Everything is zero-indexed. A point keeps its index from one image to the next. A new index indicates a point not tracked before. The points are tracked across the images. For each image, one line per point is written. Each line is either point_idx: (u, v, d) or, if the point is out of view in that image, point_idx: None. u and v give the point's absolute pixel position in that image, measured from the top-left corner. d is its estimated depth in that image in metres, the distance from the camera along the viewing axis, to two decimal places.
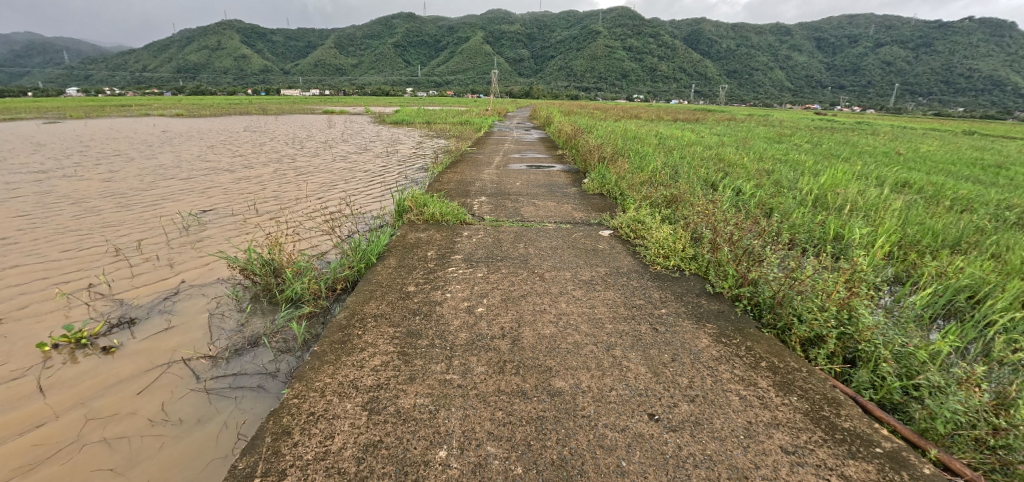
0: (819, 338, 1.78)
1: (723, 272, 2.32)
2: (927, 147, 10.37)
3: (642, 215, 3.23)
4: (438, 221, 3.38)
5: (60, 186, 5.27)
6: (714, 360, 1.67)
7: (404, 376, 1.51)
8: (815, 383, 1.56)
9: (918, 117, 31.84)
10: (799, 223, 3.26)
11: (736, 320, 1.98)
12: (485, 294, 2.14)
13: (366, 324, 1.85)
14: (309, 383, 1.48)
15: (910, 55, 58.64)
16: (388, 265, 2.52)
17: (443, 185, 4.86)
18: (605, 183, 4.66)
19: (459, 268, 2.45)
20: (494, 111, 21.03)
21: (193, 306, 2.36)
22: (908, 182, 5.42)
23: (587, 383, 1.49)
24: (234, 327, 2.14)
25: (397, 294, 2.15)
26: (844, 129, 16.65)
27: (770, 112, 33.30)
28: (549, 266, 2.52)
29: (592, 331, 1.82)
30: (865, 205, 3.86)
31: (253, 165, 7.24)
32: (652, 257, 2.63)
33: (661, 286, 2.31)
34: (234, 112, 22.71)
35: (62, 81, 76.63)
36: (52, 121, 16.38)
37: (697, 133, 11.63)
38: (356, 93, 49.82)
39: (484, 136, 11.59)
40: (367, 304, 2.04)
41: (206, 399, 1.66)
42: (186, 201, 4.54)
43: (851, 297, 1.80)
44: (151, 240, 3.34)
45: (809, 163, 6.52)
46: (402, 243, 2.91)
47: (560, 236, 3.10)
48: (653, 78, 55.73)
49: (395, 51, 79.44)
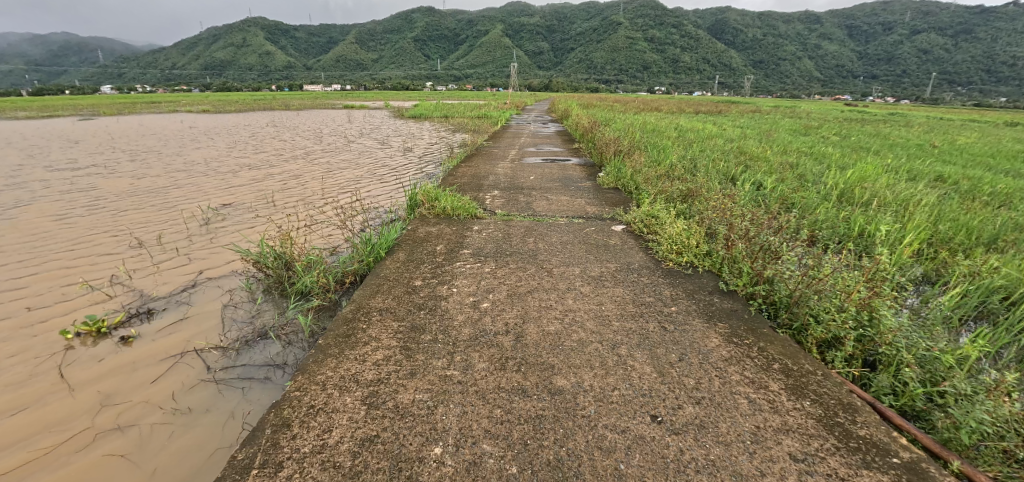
0: (837, 340, 1.71)
1: (738, 270, 2.23)
2: (965, 139, 9.86)
3: (656, 210, 3.15)
4: (449, 215, 3.38)
5: (95, 182, 5.55)
6: (724, 360, 1.61)
7: (405, 371, 1.50)
8: (831, 387, 1.49)
9: (955, 108, 30.37)
10: (823, 219, 3.13)
11: (749, 320, 1.91)
12: (491, 290, 2.11)
13: (371, 318, 1.86)
14: (311, 376, 1.49)
15: (950, 41, 55.61)
16: (397, 259, 2.52)
17: (457, 179, 4.88)
18: (620, 177, 4.56)
19: (467, 263, 2.44)
20: (511, 103, 20.93)
21: (207, 297, 2.43)
22: (944, 176, 5.14)
23: (590, 382, 1.45)
24: (245, 319, 2.19)
25: (403, 288, 2.14)
26: (876, 121, 15.91)
27: (797, 104, 32.21)
28: (558, 261, 2.48)
29: (598, 328, 1.78)
30: (894, 200, 3.68)
31: (274, 160, 7.43)
32: (664, 253, 2.55)
33: (673, 283, 2.24)
34: (260, 108, 23.33)
35: (98, 79, 80.06)
36: (91, 119, 17.22)
37: (717, 125, 11.30)
38: (378, 88, 50.46)
39: (500, 129, 11.54)
40: (372, 298, 2.04)
41: (215, 388, 1.71)
42: (208, 196, 4.68)
43: (872, 298, 1.72)
44: (173, 234, 3.46)
45: (836, 156, 6.26)
46: (412, 237, 2.91)
47: (571, 231, 3.06)
48: (675, 71, 54.42)
49: (414, 46, 79.91)
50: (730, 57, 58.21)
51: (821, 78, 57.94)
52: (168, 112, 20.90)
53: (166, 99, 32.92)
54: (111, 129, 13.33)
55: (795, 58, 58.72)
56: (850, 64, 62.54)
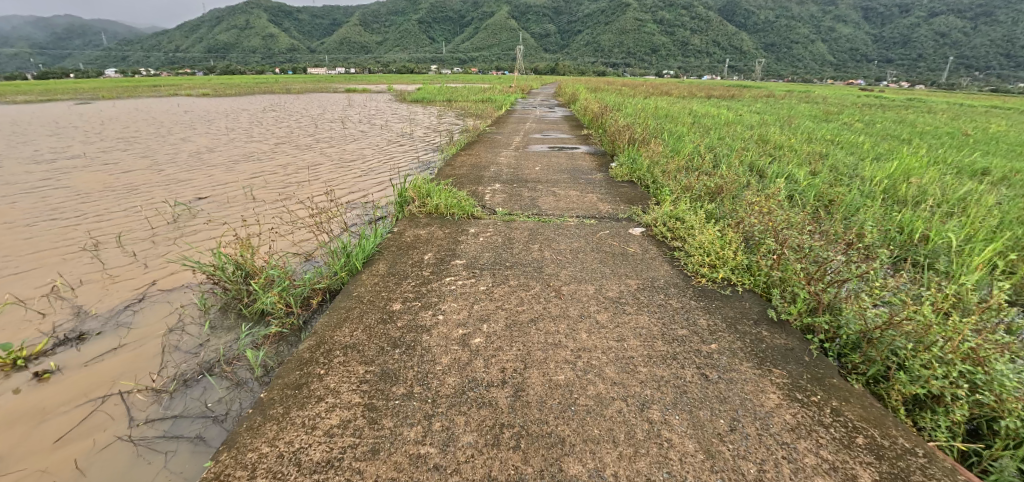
0: (931, 399, 1.31)
1: (790, 293, 1.81)
2: (997, 127, 9.23)
3: (681, 211, 2.73)
4: (443, 214, 2.96)
5: (75, 175, 5.22)
6: (790, 432, 1.20)
7: (365, 448, 1.14)
8: (941, 477, 1.09)
9: (973, 94, 29.38)
10: (876, 221, 2.67)
11: (812, 364, 1.49)
12: (485, 318, 1.70)
13: (332, 361, 1.48)
14: (239, 455, 1.13)
15: (970, 24, 53.59)
16: (376, 271, 2.13)
17: (454, 169, 4.46)
18: (635, 169, 4.11)
19: (458, 279, 2.03)
20: (515, 85, 20.26)
21: (153, 319, 2.11)
22: (991, 168, 4.65)
23: (614, 469, 1.07)
24: (189, 352, 1.84)
25: (378, 314, 1.75)
26: (896, 106, 15.20)
27: (810, 88, 31.13)
28: (568, 277, 2.07)
29: (621, 378, 1.38)
30: (947, 199, 3.23)
31: (266, 150, 7.05)
32: (694, 267, 2.14)
33: (707, 308, 1.83)
34: (260, 92, 22.91)
35: (103, 62, 80.27)
36: (88, 104, 17.00)
37: (732, 110, 10.71)
38: (383, 72, 49.63)
39: (504, 114, 10.99)
40: (337, 330, 1.66)
41: (130, 450, 1.35)
42: (183, 192, 4.29)
43: (984, 346, 1.31)
44: (135, 238, 3.11)
45: (867, 146, 5.73)
46: (397, 243, 2.50)
47: (582, 236, 2.63)
48: (685, 53, 52.83)
49: (419, 29, 78.27)
50: (741, 39, 56.53)
51: (835, 61, 56.11)
52: (168, 96, 20.48)
53: (172, 84, 32.33)
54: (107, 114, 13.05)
55: (809, 40, 56.87)
56: (866, 46, 60.50)
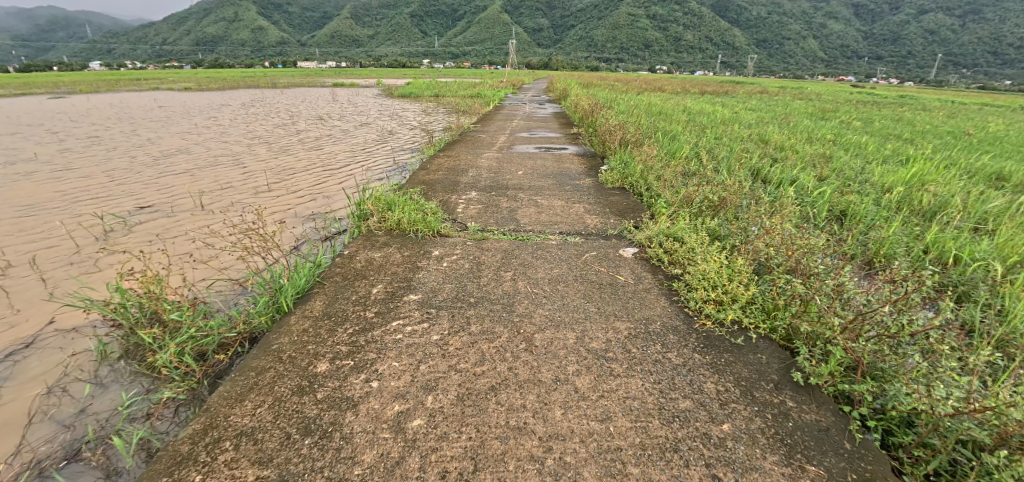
0: None
1: (819, 347, 1.45)
2: (998, 126, 8.99)
3: (679, 230, 2.36)
4: (405, 230, 2.57)
5: (18, 183, 4.73)
6: None
7: None
8: None
9: (960, 92, 29.54)
10: (901, 240, 2.33)
11: (858, 457, 1.13)
12: (432, 387, 1.32)
13: (215, 460, 1.09)
14: None
15: (959, 21, 53.84)
16: (308, 313, 1.74)
17: (429, 175, 4.04)
18: (627, 174, 3.75)
19: (408, 324, 1.64)
20: (508, 80, 19.87)
21: (34, 373, 1.70)
22: (1005, 171, 4.36)
23: None
24: (60, 426, 1.43)
25: (296, 380, 1.36)
26: (892, 104, 14.99)
27: (799, 84, 31.01)
28: (543, 319, 1.69)
29: None
30: (971, 210, 2.90)
31: (236, 151, 6.60)
32: (697, 305, 1.77)
33: (715, 365, 1.46)
34: (242, 86, 22.08)
35: (86, 54, 78.32)
36: (62, 97, 16.30)
37: (729, 108, 10.40)
38: (374, 65, 48.83)
39: (493, 111, 10.58)
40: (236, 406, 1.27)
41: None
42: (128, 202, 3.86)
43: None
44: (52, 259, 2.69)
45: (872, 147, 5.41)
46: (344, 270, 2.11)
47: (564, 259, 2.25)
48: (678, 49, 52.54)
49: (410, 23, 76.99)
50: (735, 35, 56.32)
51: (827, 58, 56.16)
52: (150, 90, 19.80)
53: (154, 75, 31.55)
54: (76, 110, 12.39)
55: (801, 36, 56.91)
56: (856, 44, 60.83)
